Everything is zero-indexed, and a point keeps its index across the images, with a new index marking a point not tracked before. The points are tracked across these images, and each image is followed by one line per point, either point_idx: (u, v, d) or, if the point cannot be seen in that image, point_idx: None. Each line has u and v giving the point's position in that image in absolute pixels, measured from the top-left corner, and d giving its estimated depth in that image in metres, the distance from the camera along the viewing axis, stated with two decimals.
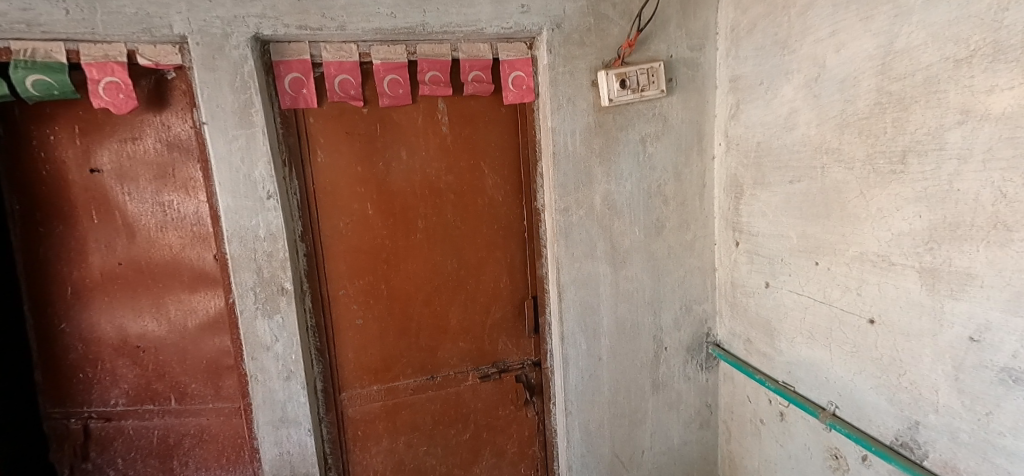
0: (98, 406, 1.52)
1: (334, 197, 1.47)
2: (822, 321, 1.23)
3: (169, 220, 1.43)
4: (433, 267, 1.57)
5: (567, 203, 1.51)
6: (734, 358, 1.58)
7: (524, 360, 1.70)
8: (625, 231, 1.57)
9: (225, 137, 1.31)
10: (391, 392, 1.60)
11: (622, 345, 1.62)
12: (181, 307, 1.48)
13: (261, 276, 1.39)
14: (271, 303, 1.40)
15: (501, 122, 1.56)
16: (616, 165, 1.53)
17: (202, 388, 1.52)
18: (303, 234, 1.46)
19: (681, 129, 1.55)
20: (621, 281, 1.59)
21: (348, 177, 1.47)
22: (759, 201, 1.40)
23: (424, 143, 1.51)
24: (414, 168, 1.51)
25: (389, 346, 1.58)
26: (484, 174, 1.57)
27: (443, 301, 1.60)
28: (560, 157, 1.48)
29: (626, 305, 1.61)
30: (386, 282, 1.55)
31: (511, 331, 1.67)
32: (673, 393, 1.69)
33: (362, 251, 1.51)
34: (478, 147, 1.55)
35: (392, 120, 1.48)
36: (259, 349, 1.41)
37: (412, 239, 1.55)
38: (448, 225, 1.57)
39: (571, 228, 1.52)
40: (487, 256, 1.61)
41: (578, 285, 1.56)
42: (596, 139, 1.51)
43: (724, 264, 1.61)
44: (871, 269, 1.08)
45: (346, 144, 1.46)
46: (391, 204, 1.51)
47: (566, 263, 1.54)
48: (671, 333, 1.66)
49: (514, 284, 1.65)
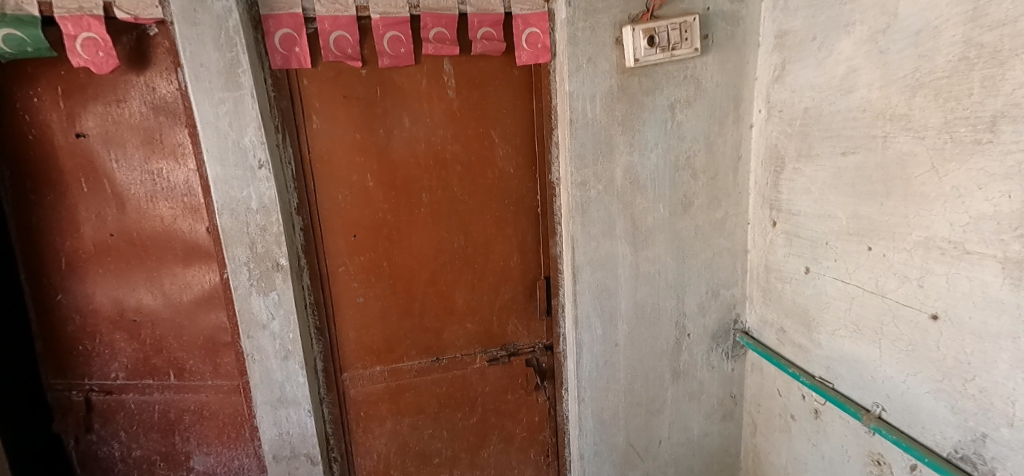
0: (98, 379, 1.48)
1: (331, 168, 1.36)
2: (871, 314, 1.09)
3: (159, 189, 1.34)
4: (438, 244, 1.47)
5: (585, 176, 1.38)
6: (765, 348, 1.44)
7: (535, 344, 1.60)
8: (647, 208, 1.43)
9: (211, 100, 1.20)
10: (395, 374, 1.53)
11: (640, 331, 1.50)
12: (176, 281, 1.41)
13: (255, 251, 1.30)
14: (266, 279, 1.32)
15: (513, 86, 1.41)
16: (640, 133, 1.38)
17: (200, 364, 1.46)
18: (300, 206, 1.36)
19: (715, 94, 1.38)
20: (641, 263, 1.46)
21: (346, 146, 1.36)
22: (803, 175, 1.24)
23: (428, 110, 1.38)
24: (417, 136, 1.39)
25: (392, 327, 1.50)
26: (494, 144, 1.44)
27: (449, 281, 1.50)
28: (577, 125, 1.34)
29: (646, 288, 1.48)
30: (388, 259, 1.45)
31: (521, 312, 1.57)
32: (695, 382, 1.57)
33: (362, 227, 1.41)
34: (487, 113, 1.41)
35: (393, 84, 1.35)
36: (255, 327, 1.34)
37: (415, 214, 1.44)
38: (454, 199, 1.45)
39: (588, 204, 1.39)
40: (496, 233, 1.49)
41: (594, 266, 1.44)
42: (619, 104, 1.35)
43: (758, 245, 1.46)
44: (937, 257, 0.93)
45: (343, 110, 1.34)
46: (392, 176, 1.40)
47: (582, 242, 1.41)
48: (696, 319, 1.53)
49: (525, 263, 1.53)
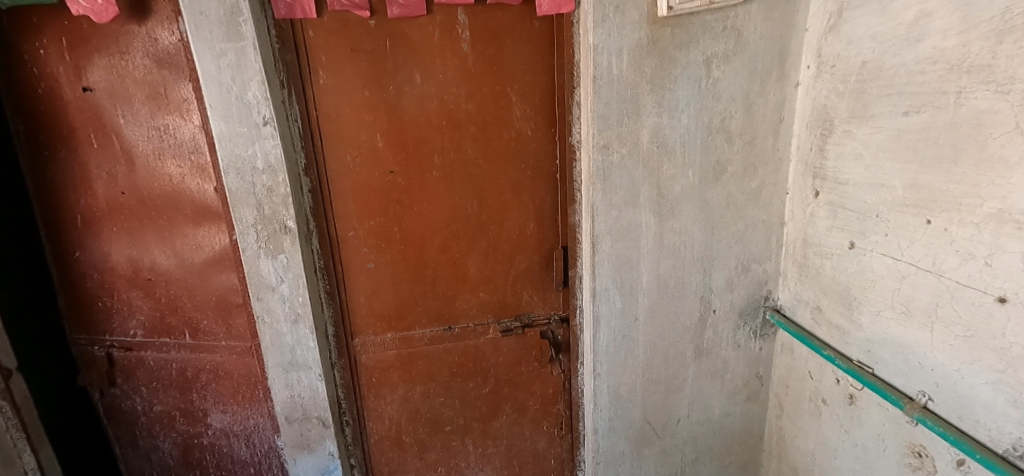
0: (118, 336, 1.50)
1: (339, 127, 1.30)
2: (923, 296, 0.98)
3: (166, 147, 1.31)
4: (450, 210, 1.40)
5: (608, 139, 1.28)
6: (797, 328, 1.34)
7: (551, 315, 1.54)
8: (675, 175, 1.32)
9: (212, 52, 1.15)
10: (406, 341, 1.50)
11: (662, 305, 1.43)
12: (186, 241, 1.39)
13: (262, 213, 1.26)
14: (275, 242, 1.29)
15: (532, 39, 1.30)
16: (671, 93, 1.26)
17: (213, 325, 1.46)
18: (307, 167, 1.31)
19: (757, 48, 1.24)
20: (666, 234, 1.37)
21: (355, 104, 1.29)
22: (854, 140, 1.11)
23: (440, 65, 1.29)
24: (429, 94, 1.30)
25: (404, 293, 1.46)
26: (511, 103, 1.34)
27: (462, 248, 1.44)
28: (601, 82, 1.24)
29: (670, 261, 1.39)
30: (399, 224, 1.40)
31: (537, 283, 1.50)
32: (718, 361, 1.49)
33: (372, 190, 1.36)
34: (504, 69, 1.31)
35: (404, 36, 1.26)
36: (264, 290, 1.32)
37: (427, 178, 1.37)
38: (468, 162, 1.37)
39: (610, 169, 1.30)
40: (512, 199, 1.42)
41: (615, 236, 1.36)
42: (648, 59, 1.24)
43: (795, 218, 1.34)
44: (1011, 232, 0.81)
45: (351, 65, 1.26)
46: (403, 137, 1.33)
47: (603, 210, 1.33)
48: (723, 294, 1.43)
49: (542, 232, 1.46)
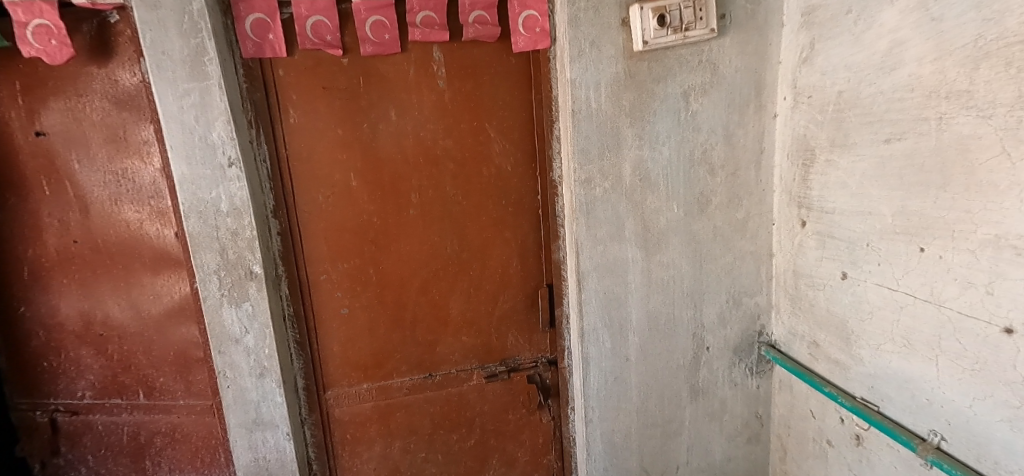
0: (64, 398, 1.36)
1: (311, 166, 1.24)
2: (925, 327, 0.93)
3: (123, 192, 1.23)
4: (430, 249, 1.34)
5: (589, 173, 1.26)
6: (795, 364, 1.28)
7: (538, 358, 1.46)
8: (660, 208, 1.30)
9: (175, 92, 1.10)
10: (384, 392, 1.40)
11: (654, 343, 1.37)
12: (143, 292, 1.28)
13: (225, 258, 1.18)
14: (239, 289, 1.20)
15: (510, 75, 1.29)
16: (651, 125, 1.25)
17: (171, 383, 1.34)
18: (276, 209, 1.24)
19: (734, 80, 1.25)
20: (653, 268, 1.33)
21: (327, 142, 1.24)
22: (838, 168, 1.09)
23: (416, 102, 1.26)
24: (406, 130, 1.27)
25: (381, 340, 1.37)
26: (490, 139, 1.31)
27: (442, 289, 1.37)
28: (580, 116, 1.22)
29: (660, 296, 1.35)
30: (375, 266, 1.32)
31: (522, 324, 1.43)
32: (715, 401, 1.42)
33: (346, 230, 1.29)
34: (481, 105, 1.29)
35: (379, 74, 1.23)
36: (226, 342, 1.22)
37: (404, 217, 1.31)
38: (447, 200, 1.32)
39: (593, 204, 1.27)
40: (494, 236, 1.37)
41: (601, 272, 1.31)
42: (627, 93, 1.23)
43: (784, 248, 1.31)
44: (1010, 258, 0.78)
45: (323, 103, 1.22)
46: (378, 175, 1.28)
47: (587, 246, 1.29)
48: (715, 331, 1.38)
49: (525, 269, 1.40)
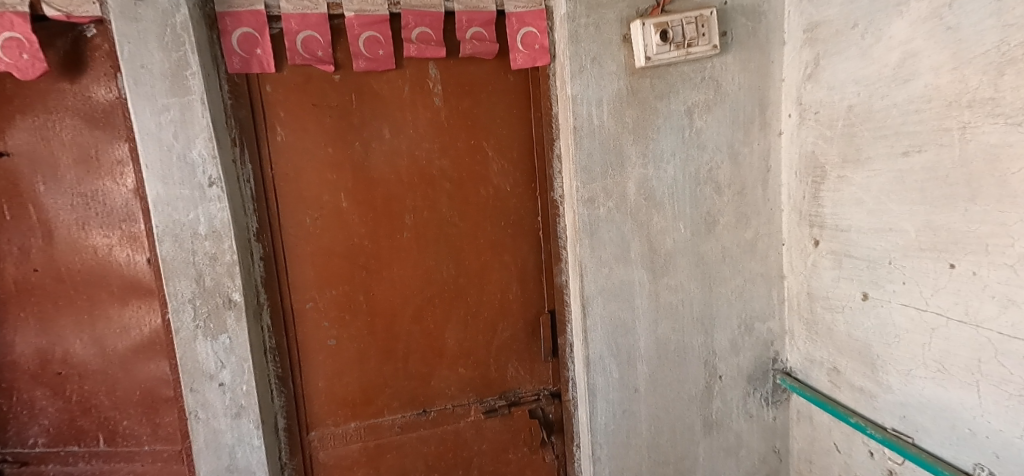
0: (12, 448, 1.19)
1: (298, 187, 1.17)
2: (962, 351, 0.87)
3: (91, 215, 1.13)
4: (425, 274, 1.27)
5: (592, 192, 1.21)
6: (815, 392, 1.21)
7: (540, 391, 1.37)
8: (666, 229, 1.25)
9: (153, 107, 1.02)
10: (374, 432, 1.28)
11: (664, 373, 1.29)
12: (110, 326, 1.16)
13: (202, 286, 1.08)
14: (216, 320, 1.10)
15: (508, 93, 1.26)
16: (655, 143, 1.21)
17: (135, 426, 1.19)
18: (260, 232, 1.16)
19: (738, 97, 1.22)
20: (661, 292, 1.26)
21: (317, 162, 1.18)
22: (851, 184, 1.05)
23: (411, 120, 1.21)
24: (399, 149, 1.22)
25: (370, 374, 1.27)
26: (488, 158, 1.27)
27: (438, 317, 1.29)
28: (583, 134, 1.18)
29: (668, 322, 1.28)
30: (366, 292, 1.24)
31: (522, 353, 1.35)
32: (730, 435, 1.33)
33: (335, 254, 1.21)
34: (479, 124, 1.25)
35: (372, 91, 1.19)
36: (200, 379, 1.10)
37: (398, 239, 1.24)
38: (443, 221, 1.26)
39: (597, 224, 1.22)
40: (492, 260, 1.30)
41: (607, 296, 1.25)
42: (629, 110, 1.19)
43: (795, 269, 1.26)
44: None
45: (313, 120, 1.16)
46: (371, 195, 1.21)
47: (591, 269, 1.23)
48: (727, 358, 1.30)
49: (525, 295, 1.33)
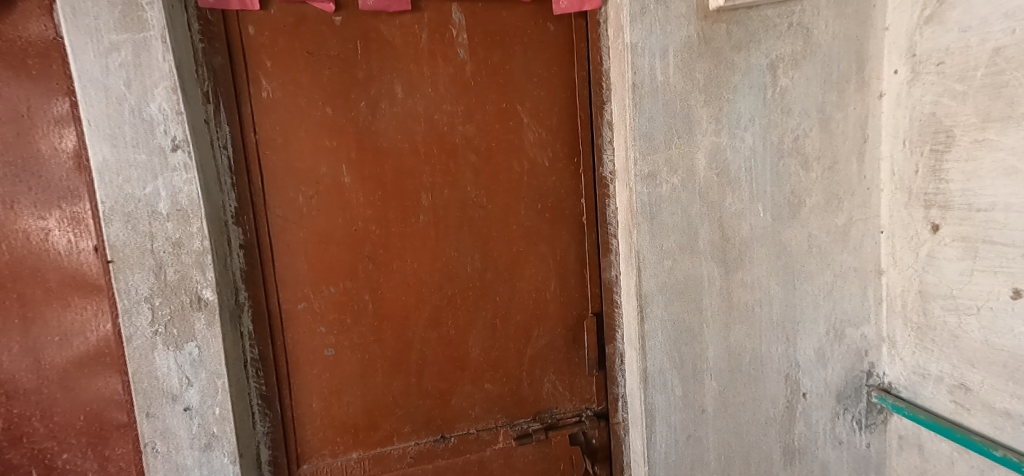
0: None
1: (289, 156, 0.94)
2: None
3: (19, 188, 0.86)
4: (444, 267, 1.03)
5: (654, 165, 0.98)
6: (931, 414, 0.97)
7: (582, 411, 1.14)
8: (741, 212, 1.01)
9: (97, 45, 0.78)
10: (380, 463, 1.04)
11: (737, 390, 1.05)
12: (44, 333, 0.89)
13: (162, 280, 0.84)
14: (181, 325, 0.85)
15: (546, 47, 1.04)
16: (730, 105, 0.98)
17: (77, 461, 0.93)
18: (239, 214, 0.92)
19: (832, 50, 0.99)
20: (734, 289, 1.03)
21: (311, 124, 0.94)
22: (998, 150, 0.83)
23: (430, 77, 0.99)
24: (415, 112, 0.99)
25: (377, 391, 1.02)
26: (521, 124, 1.04)
27: (459, 321, 1.05)
28: (644, 92, 0.95)
29: (743, 327, 1.04)
30: (373, 290, 1.00)
31: (560, 365, 1.12)
32: (814, 466, 1.09)
33: (334, 242, 0.97)
34: (511, 83, 1.03)
35: (382, 38, 0.96)
36: (159, 401, 0.85)
37: (412, 224, 1.01)
38: (467, 202, 1.03)
39: (659, 206, 0.99)
40: (526, 250, 1.07)
41: (669, 295, 1.01)
42: (700, 63, 0.96)
43: (897, 263, 1.02)
44: None
45: (307, 73, 0.93)
46: (379, 169, 0.98)
47: (651, 261, 1.00)
48: (813, 371, 1.07)
49: (565, 293, 1.11)
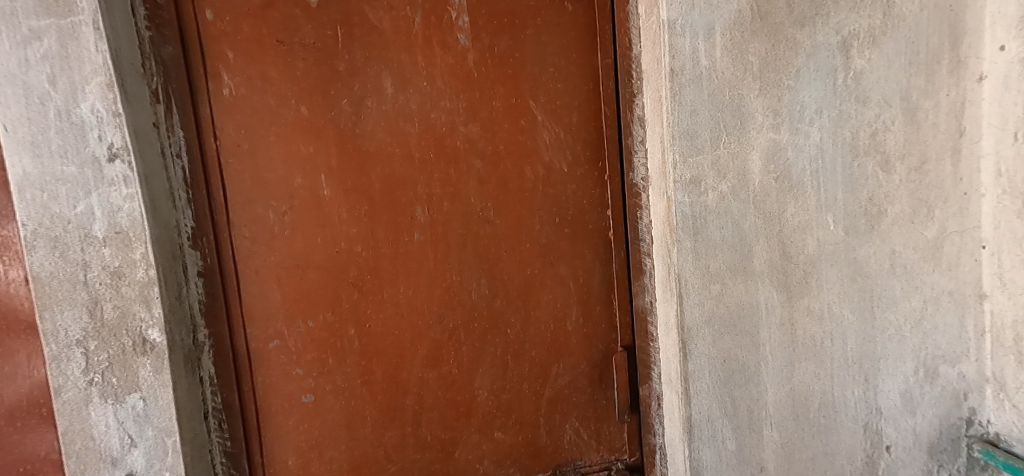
0: None
1: (257, 166, 0.79)
2: None
3: None
4: (445, 294, 0.87)
5: (697, 169, 0.80)
6: None
7: (611, 462, 0.96)
8: (807, 225, 0.82)
9: (14, 33, 0.64)
10: None
11: (804, 443, 0.85)
12: None
13: (99, 319, 0.68)
14: (122, 373, 0.69)
15: (563, 31, 0.87)
16: (791, 93, 0.80)
17: None
18: (197, 235, 0.76)
19: (920, 23, 0.80)
20: (799, 320, 0.84)
21: (283, 128, 0.79)
22: None
23: (425, 68, 0.83)
24: (407, 111, 0.83)
25: (367, 444, 0.86)
26: (535, 124, 0.87)
27: (463, 358, 0.89)
28: (684, 80, 0.78)
29: (810, 366, 0.85)
30: (360, 324, 0.84)
31: (585, 409, 0.94)
32: None
33: (312, 267, 0.82)
34: (522, 74, 0.86)
35: (367, 23, 0.80)
36: (96, 466, 0.70)
37: (405, 244, 0.84)
38: (471, 217, 0.86)
39: (704, 218, 0.81)
40: (541, 273, 0.90)
41: (718, 328, 0.83)
42: (754, 42, 0.78)
43: (1007, 286, 0.82)
44: None
45: (278, 65, 0.78)
46: (365, 179, 0.82)
47: (695, 286, 0.82)
48: (900, 420, 0.87)
49: (589, 323, 0.93)
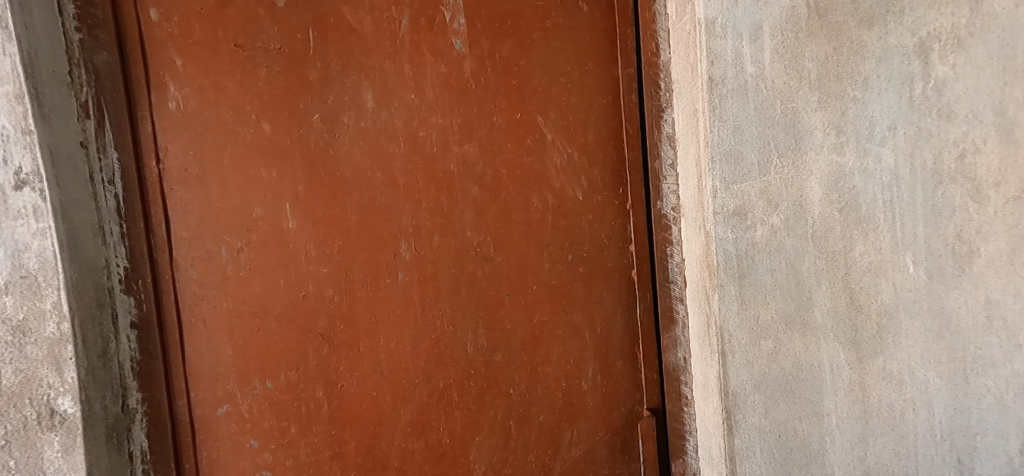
0: None
1: (207, 194, 0.65)
2: None
3: None
4: (434, 348, 0.72)
5: (743, 199, 0.66)
6: None
7: None
8: (881, 269, 0.63)
9: None
10: None
11: None
12: None
13: None
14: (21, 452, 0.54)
15: (577, 35, 0.74)
16: (856, 108, 0.62)
17: None
18: (130, 277, 0.63)
19: None
20: (872, 391, 0.65)
21: (240, 149, 0.66)
22: None
23: (412, 78, 0.70)
24: (391, 128, 0.69)
25: None
26: (543, 144, 0.74)
27: (457, 425, 0.73)
28: (727, 90, 0.65)
29: (889, 448, 0.66)
30: (331, 385, 0.69)
31: None
32: None
33: (272, 316, 0.67)
34: (529, 85, 0.73)
35: (343, 25, 0.68)
36: None
37: (386, 288, 0.70)
38: (465, 255, 0.72)
39: (754, 258, 0.66)
40: (550, 322, 0.75)
41: (772, 392, 0.68)
42: (811, 45, 0.62)
43: None
44: None
45: (236, 75, 0.65)
46: (338, 209, 0.68)
47: (741, 341, 0.68)
48: None
49: (609, 382, 0.77)
